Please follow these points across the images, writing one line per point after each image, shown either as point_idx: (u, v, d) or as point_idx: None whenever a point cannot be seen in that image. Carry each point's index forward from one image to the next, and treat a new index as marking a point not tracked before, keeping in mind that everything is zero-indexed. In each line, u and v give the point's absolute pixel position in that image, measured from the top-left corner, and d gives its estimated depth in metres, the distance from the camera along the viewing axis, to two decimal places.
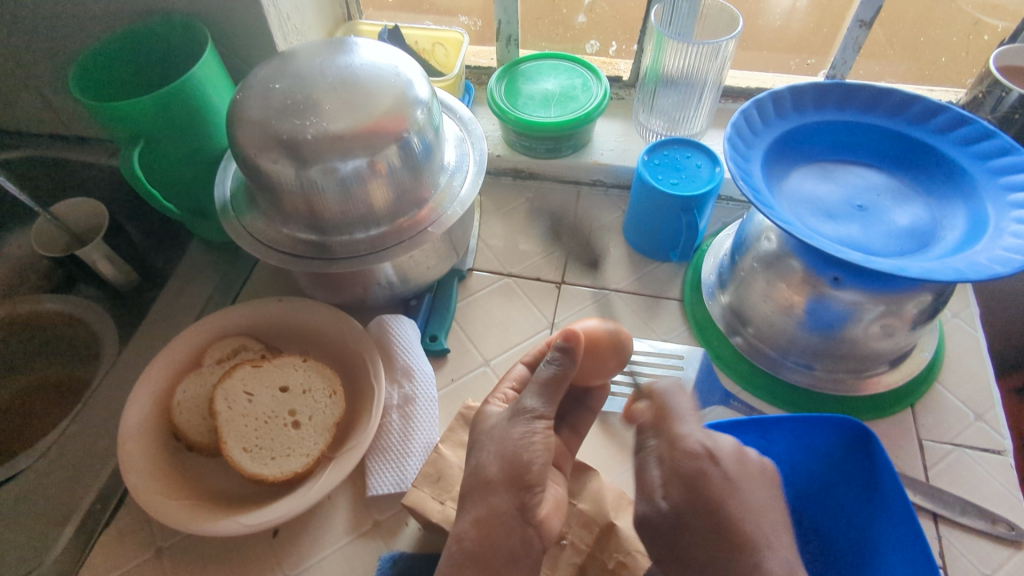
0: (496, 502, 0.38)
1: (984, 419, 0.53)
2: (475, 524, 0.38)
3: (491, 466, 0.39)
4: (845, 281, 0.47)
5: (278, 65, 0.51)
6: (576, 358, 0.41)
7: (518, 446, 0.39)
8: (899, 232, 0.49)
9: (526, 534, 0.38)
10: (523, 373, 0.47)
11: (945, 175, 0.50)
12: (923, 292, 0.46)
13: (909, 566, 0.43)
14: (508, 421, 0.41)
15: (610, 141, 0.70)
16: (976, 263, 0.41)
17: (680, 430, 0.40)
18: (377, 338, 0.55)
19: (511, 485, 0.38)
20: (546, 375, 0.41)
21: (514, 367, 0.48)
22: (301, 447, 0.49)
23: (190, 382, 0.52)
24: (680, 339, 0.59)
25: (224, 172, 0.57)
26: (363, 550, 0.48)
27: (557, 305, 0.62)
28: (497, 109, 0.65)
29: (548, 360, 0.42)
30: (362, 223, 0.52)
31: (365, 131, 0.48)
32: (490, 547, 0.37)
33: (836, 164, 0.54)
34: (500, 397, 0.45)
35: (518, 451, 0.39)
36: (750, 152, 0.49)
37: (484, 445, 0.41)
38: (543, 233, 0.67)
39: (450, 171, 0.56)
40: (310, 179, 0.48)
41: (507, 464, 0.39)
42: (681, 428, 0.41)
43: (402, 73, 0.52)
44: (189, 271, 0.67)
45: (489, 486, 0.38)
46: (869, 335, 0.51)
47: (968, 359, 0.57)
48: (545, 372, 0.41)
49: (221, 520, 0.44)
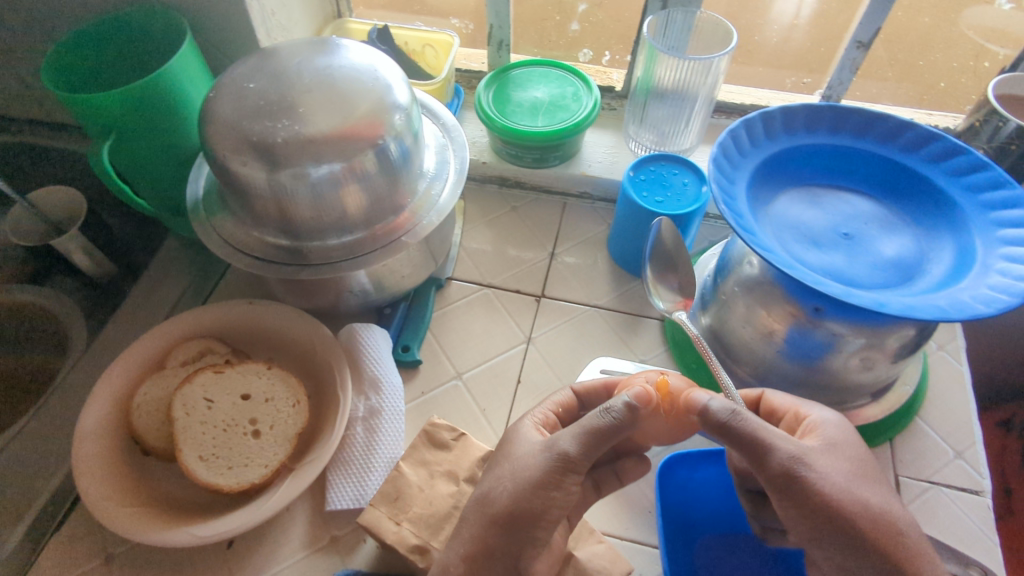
0: (491, 541, 0.37)
1: (964, 457, 0.52)
2: (464, 560, 0.37)
3: (500, 500, 0.37)
4: (826, 311, 0.46)
5: (253, 64, 0.49)
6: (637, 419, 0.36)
7: (539, 498, 0.37)
8: (884, 263, 0.47)
9: (476, 562, 0.37)
10: (569, 401, 0.45)
11: (935, 205, 0.49)
12: (905, 327, 0.45)
13: None
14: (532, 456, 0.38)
15: (598, 153, 0.68)
16: (959, 301, 0.40)
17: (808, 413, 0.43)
18: (347, 347, 0.53)
19: (507, 526, 0.37)
20: (597, 421, 0.37)
21: (559, 392, 0.46)
22: (259, 457, 0.48)
23: (152, 386, 0.50)
24: (658, 360, 0.58)
25: (198, 170, 0.56)
26: (317, 566, 0.46)
27: (535, 318, 0.60)
28: (484, 116, 0.64)
29: (607, 409, 0.36)
30: (335, 228, 0.51)
31: (338, 136, 0.46)
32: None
33: (825, 190, 0.52)
34: (538, 418, 0.43)
35: (534, 502, 0.37)
36: (735, 174, 0.48)
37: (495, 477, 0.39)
38: (526, 243, 0.66)
39: (430, 177, 0.54)
40: (282, 183, 0.47)
41: (515, 508, 0.37)
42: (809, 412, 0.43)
43: (381, 76, 0.50)
44: (164, 268, 0.65)
45: (491, 523, 0.37)
46: (849, 367, 0.49)
47: (952, 393, 0.55)
48: (601, 422, 0.36)
49: (173, 531, 0.43)
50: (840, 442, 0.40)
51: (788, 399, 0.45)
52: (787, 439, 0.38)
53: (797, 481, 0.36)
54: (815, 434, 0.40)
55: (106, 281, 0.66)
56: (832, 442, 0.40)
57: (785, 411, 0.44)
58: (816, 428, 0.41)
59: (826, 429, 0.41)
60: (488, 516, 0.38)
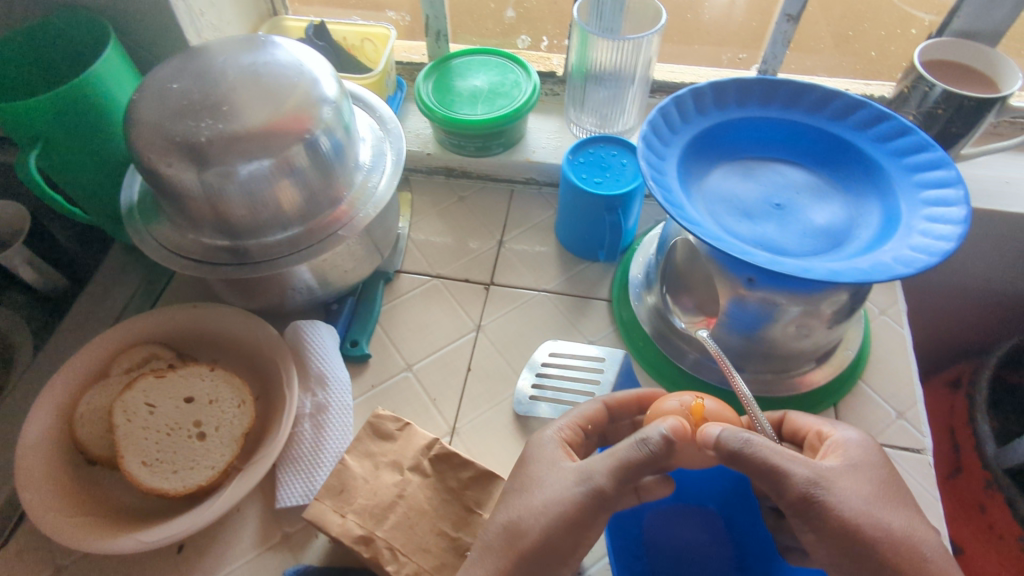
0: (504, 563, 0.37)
1: (905, 417, 0.53)
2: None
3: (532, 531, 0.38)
4: (759, 281, 0.46)
5: (177, 64, 0.49)
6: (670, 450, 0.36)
7: (572, 536, 0.37)
8: (815, 230, 0.48)
9: None
10: (599, 415, 0.45)
11: (862, 171, 0.49)
12: (837, 292, 0.46)
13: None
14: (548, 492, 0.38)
15: (543, 138, 0.69)
16: (881, 263, 0.41)
17: (834, 432, 0.42)
18: (293, 344, 0.53)
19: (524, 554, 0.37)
20: (634, 450, 0.37)
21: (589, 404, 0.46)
22: (205, 459, 0.48)
23: (96, 394, 0.50)
24: (607, 340, 0.58)
25: (132, 177, 0.55)
26: (270, 563, 0.46)
27: (484, 306, 0.61)
28: (423, 107, 0.64)
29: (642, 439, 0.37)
30: (271, 225, 0.50)
31: (264, 132, 0.46)
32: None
33: (758, 162, 0.53)
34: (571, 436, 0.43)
35: (564, 539, 0.37)
36: (666, 150, 0.49)
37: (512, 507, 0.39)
38: (474, 232, 0.66)
39: (366, 169, 0.54)
40: (212, 185, 0.46)
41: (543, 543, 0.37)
42: (835, 430, 0.43)
43: (308, 70, 0.50)
44: (109, 277, 0.64)
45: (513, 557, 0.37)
46: (787, 335, 0.50)
47: (893, 356, 0.57)
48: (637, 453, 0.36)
49: (119, 538, 0.43)
50: (863, 464, 0.39)
51: (811, 420, 0.45)
52: (808, 462, 0.38)
53: (815, 505, 0.36)
54: (838, 453, 0.40)
55: (58, 293, 0.65)
56: (854, 461, 0.40)
57: (808, 431, 0.44)
58: (840, 447, 0.41)
59: (850, 449, 0.41)
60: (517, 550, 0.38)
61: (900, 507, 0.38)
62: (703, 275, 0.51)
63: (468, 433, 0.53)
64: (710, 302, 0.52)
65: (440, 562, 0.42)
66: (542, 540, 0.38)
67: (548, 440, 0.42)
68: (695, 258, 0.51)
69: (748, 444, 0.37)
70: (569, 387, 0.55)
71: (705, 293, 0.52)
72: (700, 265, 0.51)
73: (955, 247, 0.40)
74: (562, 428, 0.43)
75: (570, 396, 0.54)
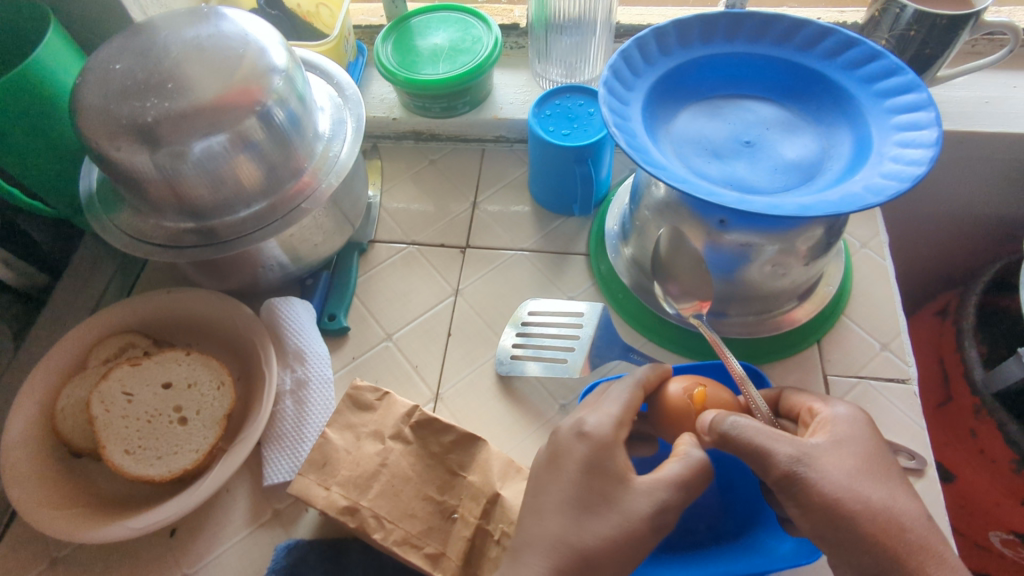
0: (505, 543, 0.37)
1: (889, 349, 0.53)
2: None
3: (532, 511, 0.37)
4: (731, 223, 0.45)
5: (118, 42, 0.47)
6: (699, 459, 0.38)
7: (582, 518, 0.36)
8: (785, 166, 0.47)
9: None
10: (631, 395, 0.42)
11: (833, 101, 0.48)
12: (811, 228, 0.45)
13: (795, 543, 0.40)
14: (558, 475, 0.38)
15: (511, 94, 0.67)
16: (853, 193, 0.40)
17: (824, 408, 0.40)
18: (268, 323, 0.53)
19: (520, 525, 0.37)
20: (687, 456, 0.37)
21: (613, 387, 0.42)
22: (188, 443, 0.48)
23: (75, 387, 0.49)
24: (586, 295, 0.58)
25: (89, 168, 0.54)
26: (262, 541, 0.47)
27: (461, 271, 0.60)
28: (384, 70, 0.62)
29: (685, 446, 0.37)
30: (232, 204, 0.49)
31: (212, 108, 0.45)
32: None
33: (726, 101, 0.51)
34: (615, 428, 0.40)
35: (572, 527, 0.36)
36: (629, 95, 0.47)
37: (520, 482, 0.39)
38: (446, 195, 0.65)
39: (326, 138, 0.53)
40: (166, 166, 0.45)
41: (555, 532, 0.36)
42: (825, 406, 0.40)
43: (254, 40, 0.48)
44: (81, 266, 0.63)
45: (504, 534, 0.37)
46: (765, 276, 0.49)
47: (874, 289, 0.56)
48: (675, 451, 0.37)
49: (109, 526, 0.43)
50: (849, 438, 0.38)
51: (804, 395, 0.42)
52: (788, 438, 0.37)
53: (795, 484, 0.36)
54: (825, 431, 0.38)
55: (39, 290, 0.63)
56: (840, 438, 0.38)
57: (799, 407, 0.42)
58: (828, 425, 0.39)
59: (836, 425, 0.38)
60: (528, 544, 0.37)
61: (887, 466, 0.37)
62: (688, 261, 0.50)
63: (452, 397, 0.53)
64: (698, 279, 0.51)
65: (427, 527, 0.42)
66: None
67: (569, 427, 0.40)
68: (680, 246, 0.50)
69: (733, 429, 0.37)
70: (548, 344, 0.54)
71: (688, 278, 0.52)
72: (688, 235, 0.49)
73: (927, 171, 0.39)
74: (619, 424, 0.40)
75: (550, 352, 0.53)
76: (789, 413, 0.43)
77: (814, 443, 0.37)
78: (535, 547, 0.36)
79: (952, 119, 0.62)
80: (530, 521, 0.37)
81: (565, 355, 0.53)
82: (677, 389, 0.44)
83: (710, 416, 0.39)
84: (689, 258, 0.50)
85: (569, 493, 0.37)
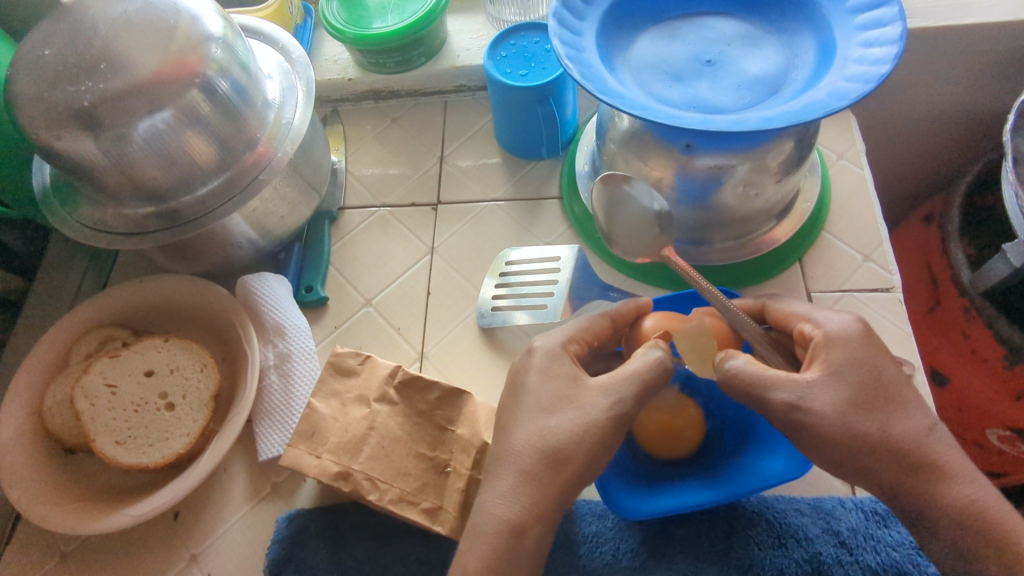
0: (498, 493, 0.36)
1: (872, 260, 0.52)
2: None
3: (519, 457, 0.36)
4: (697, 146, 0.44)
5: (45, 26, 0.45)
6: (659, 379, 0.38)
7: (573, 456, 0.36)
8: (749, 82, 0.45)
9: None
10: (599, 324, 0.43)
11: (794, 8, 0.46)
12: (779, 142, 0.43)
13: (790, 452, 0.41)
14: (545, 415, 0.37)
15: (467, 39, 0.66)
16: (819, 99, 0.38)
17: (817, 321, 0.39)
18: (245, 301, 0.52)
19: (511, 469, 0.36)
20: (650, 368, 0.38)
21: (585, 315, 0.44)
22: (179, 427, 0.48)
23: (58, 385, 0.49)
24: (563, 239, 0.57)
25: (40, 167, 0.52)
26: (264, 514, 0.47)
27: (434, 228, 0.59)
28: (332, 28, 0.60)
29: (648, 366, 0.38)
30: (188, 183, 0.48)
31: (148, 85, 0.43)
32: None
33: (684, 20, 0.49)
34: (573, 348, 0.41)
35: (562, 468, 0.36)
36: (581, 24, 0.45)
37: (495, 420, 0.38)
38: (412, 151, 0.64)
39: (277, 105, 0.51)
40: (112, 150, 0.44)
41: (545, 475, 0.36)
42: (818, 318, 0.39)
43: (186, 9, 0.46)
44: (52, 265, 0.61)
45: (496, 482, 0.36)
46: (738, 198, 0.48)
47: (853, 200, 0.56)
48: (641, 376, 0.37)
49: (109, 516, 0.43)
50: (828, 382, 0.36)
51: (794, 306, 0.42)
52: (788, 381, 0.36)
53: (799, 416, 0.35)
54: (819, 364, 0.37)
55: (21, 294, 0.61)
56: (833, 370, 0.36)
57: (790, 317, 0.41)
58: (822, 354, 0.37)
59: (830, 352, 0.37)
60: None
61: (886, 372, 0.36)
62: (632, 220, 0.51)
63: (436, 355, 0.52)
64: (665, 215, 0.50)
65: (422, 483, 0.43)
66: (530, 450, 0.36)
67: (557, 356, 0.40)
68: (618, 202, 0.50)
69: (732, 371, 0.37)
70: (527, 292, 0.53)
71: (631, 237, 0.51)
72: (652, 166, 0.47)
73: (892, 68, 0.37)
74: (570, 341, 0.41)
75: (530, 299, 0.53)
76: (781, 325, 0.43)
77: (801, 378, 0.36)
78: None
79: (922, 15, 0.60)
80: (521, 451, 0.36)
81: (544, 300, 0.53)
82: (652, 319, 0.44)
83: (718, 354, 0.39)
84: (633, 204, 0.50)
85: (574, 431, 0.37)
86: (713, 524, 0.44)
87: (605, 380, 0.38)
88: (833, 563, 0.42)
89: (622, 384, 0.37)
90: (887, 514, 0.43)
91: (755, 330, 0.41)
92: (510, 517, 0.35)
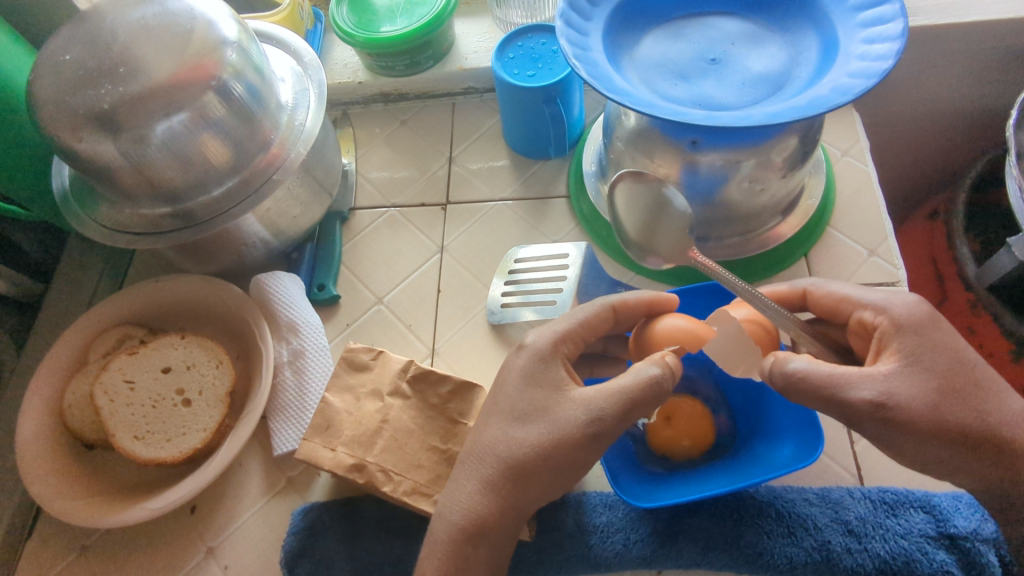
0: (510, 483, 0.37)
1: (877, 254, 0.53)
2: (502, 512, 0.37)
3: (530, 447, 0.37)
4: (703, 143, 0.44)
5: (66, 31, 0.46)
6: (653, 394, 0.37)
7: (584, 446, 0.37)
8: (752, 79, 0.46)
9: None
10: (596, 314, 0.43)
11: (797, 6, 0.46)
12: (784, 138, 0.44)
13: (798, 443, 0.41)
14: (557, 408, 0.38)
15: (474, 42, 0.67)
16: (822, 94, 0.39)
17: (871, 304, 0.39)
18: (259, 300, 0.53)
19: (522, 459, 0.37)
20: (643, 384, 0.37)
21: (599, 307, 0.43)
22: (196, 423, 0.49)
23: (77, 382, 0.50)
24: (570, 236, 0.58)
25: (59, 169, 0.53)
26: (279, 508, 0.48)
27: (444, 227, 0.60)
28: (342, 33, 0.61)
29: (640, 380, 0.37)
30: (204, 183, 0.49)
31: (166, 88, 0.44)
32: (479, 515, 0.37)
33: (689, 20, 0.50)
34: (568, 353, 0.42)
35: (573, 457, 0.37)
36: (588, 25, 0.46)
37: (507, 413, 0.39)
38: (422, 153, 0.65)
39: (290, 108, 0.52)
40: (130, 151, 0.45)
41: None
42: (873, 300, 0.39)
43: (202, 14, 0.47)
44: (68, 265, 0.62)
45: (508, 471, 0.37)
46: (745, 194, 0.49)
47: (858, 197, 0.56)
48: (629, 392, 0.37)
49: (130, 509, 0.44)
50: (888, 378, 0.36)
51: (838, 287, 0.42)
52: (866, 378, 0.36)
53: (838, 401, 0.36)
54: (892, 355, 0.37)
55: (37, 296, 0.62)
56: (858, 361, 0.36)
57: (838, 297, 0.41)
58: (892, 344, 0.37)
59: (902, 340, 0.37)
60: (525, 465, 0.37)
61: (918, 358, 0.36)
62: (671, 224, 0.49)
63: (447, 351, 0.53)
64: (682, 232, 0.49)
65: (435, 475, 0.43)
66: (520, 455, 0.38)
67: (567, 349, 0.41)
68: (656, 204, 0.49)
69: (797, 374, 0.36)
70: (536, 290, 0.54)
71: (670, 239, 0.50)
72: (658, 163, 0.48)
73: (893, 64, 0.38)
74: (563, 339, 0.42)
75: (539, 297, 0.54)
76: (823, 307, 0.43)
77: (880, 374, 0.36)
78: (543, 478, 0.37)
79: (924, 13, 0.60)
80: (486, 458, 0.38)
81: (553, 297, 0.53)
82: (668, 321, 0.43)
83: (772, 358, 0.38)
84: (651, 196, 0.49)
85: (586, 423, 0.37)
86: (723, 515, 0.45)
87: (590, 394, 0.38)
88: (842, 551, 0.43)
89: (605, 400, 0.37)
90: (895, 503, 0.44)
91: (798, 325, 0.41)
92: (463, 522, 0.37)
